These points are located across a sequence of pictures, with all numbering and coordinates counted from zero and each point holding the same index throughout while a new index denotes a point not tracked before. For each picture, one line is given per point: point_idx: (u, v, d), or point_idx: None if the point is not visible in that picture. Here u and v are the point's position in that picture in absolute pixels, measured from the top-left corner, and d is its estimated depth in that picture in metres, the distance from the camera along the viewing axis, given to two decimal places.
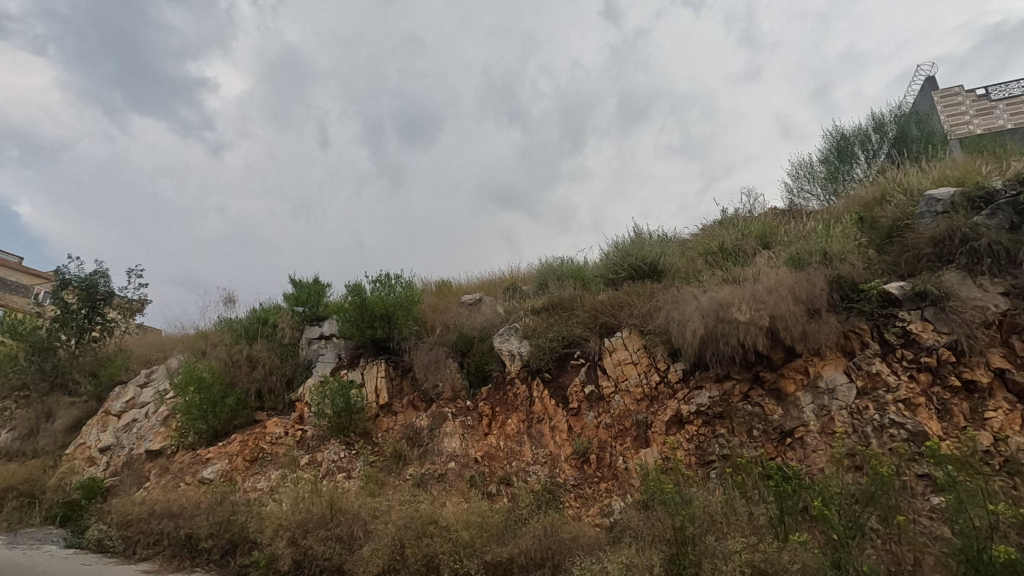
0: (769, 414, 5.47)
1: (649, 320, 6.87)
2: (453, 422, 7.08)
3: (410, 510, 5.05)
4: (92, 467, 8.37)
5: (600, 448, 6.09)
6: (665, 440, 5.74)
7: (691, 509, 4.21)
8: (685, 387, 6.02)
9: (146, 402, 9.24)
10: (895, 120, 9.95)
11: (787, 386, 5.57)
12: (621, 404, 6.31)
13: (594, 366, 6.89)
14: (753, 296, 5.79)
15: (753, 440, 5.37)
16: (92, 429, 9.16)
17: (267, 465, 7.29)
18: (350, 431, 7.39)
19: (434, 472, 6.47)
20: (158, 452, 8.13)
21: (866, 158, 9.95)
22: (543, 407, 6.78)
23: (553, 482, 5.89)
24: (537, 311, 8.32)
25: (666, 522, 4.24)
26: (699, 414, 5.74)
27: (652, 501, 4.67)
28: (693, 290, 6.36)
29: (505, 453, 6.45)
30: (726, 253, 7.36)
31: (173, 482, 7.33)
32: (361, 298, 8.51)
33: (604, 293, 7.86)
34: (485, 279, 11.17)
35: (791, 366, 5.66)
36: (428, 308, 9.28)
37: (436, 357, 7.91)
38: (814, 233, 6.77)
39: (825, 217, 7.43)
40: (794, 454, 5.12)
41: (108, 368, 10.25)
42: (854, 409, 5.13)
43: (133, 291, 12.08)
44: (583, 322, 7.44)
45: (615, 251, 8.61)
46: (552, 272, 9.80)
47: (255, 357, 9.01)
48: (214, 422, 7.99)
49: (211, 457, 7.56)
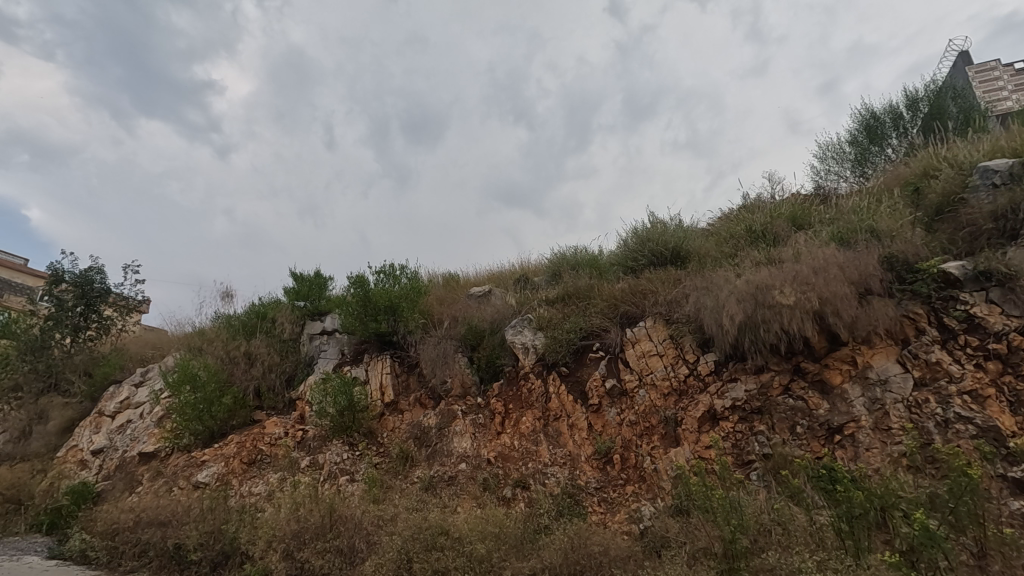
0: (813, 409, 4.93)
1: (675, 308, 6.33)
2: (463, 421, 6.58)
3: (419, 518, 4.57)
4: (84, 471, 7.95)
5: (625, 447, 5.57)
6: (698, 439, 5.21)
7: (743, 518, 3.72)
8: (718, 380, 5.49)
9: (141, 402, 8.79)
10: (929, 97, 9.34)
11: (833, 378, 5.03)
12: (646, 400, 5.78)
13: (614, 359, 6.37)
14: (796, 278, 5.23)
15: (797, 437, 4.84)
16: (85, 430, 8.73)
17: (265, 468, 6.81)
18: (353, 431, 6.91)
19: (443, 474, 5.97)
20: (151, 454, 7.68)
21: (898, 137, 9.37)
22: (560, 403, 6.27)
23: (573, 485, 5.38)
24: (551, 302, 7.80)
25: (713, 532, 3.80)
26: (735, 409, 5.21)
27: (694, 509, 4.20)
28: (724, 274, 5.82)
29: (520, 453, 5.93)
30: (755, 235, 6.81)
31: (165, 487, 6.86)
32: (364, 289, 8.04)
33: (623, 281, 7.34)
34: (495, 270, 10.66)
35: (836, 356, 5.12)
36: (435, 299, 8.80)
37: (444, 352, 7.43)
38: (857, 211, 6.19)
39: (862, 194, 6.86)
40: (844, 453, 4.60)
41: (102, 367, 9.81)
42: (911, 403, 4.60)
43: (130, 288, 11.65)
44: (602, 312, 6.92)
45: (633, 235, 8.07)
46: (564, 261, 9.27)
47: (253, 353, 8.53)
48: (210, 423, 7.51)
49: (207, 460, 7.10)
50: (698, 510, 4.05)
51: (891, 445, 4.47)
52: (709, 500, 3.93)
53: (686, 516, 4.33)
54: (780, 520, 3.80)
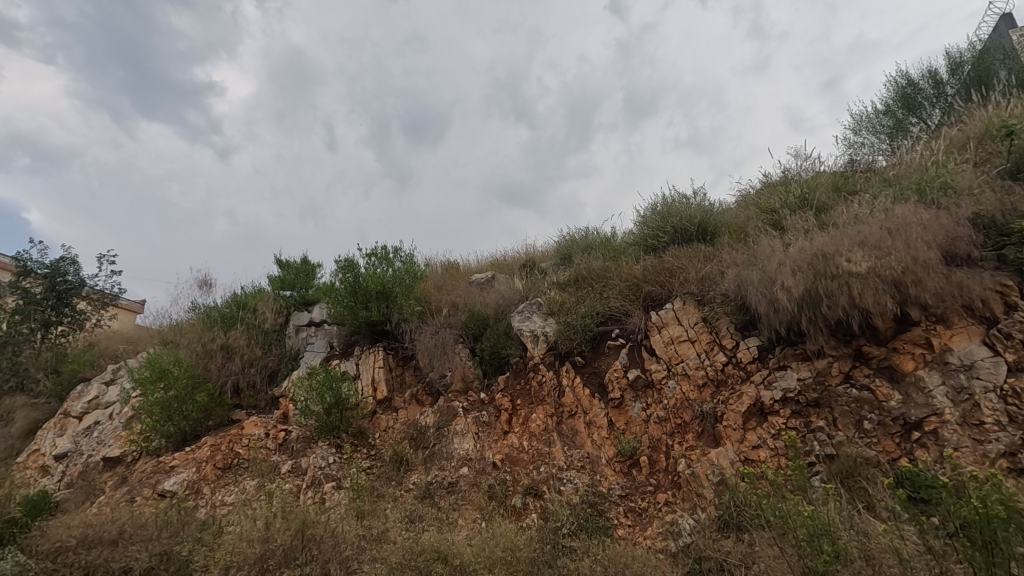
0: (883, 401, 4.10)
1: (708, 287, 5.49)
2: (465, 419, 5.75)
3: (411, 540, 3.90)
4: (45, 479, 7.17)
5: (654, 448, 4.76)
6: (743, 438, 4.38)
7: (839, 545, 2.95)
8: (763, 368, 4.68)
9: (111, 401, 7.97)
10: (972, 59, 8.48)
11: (904, 364, 4.20)
12: (677, 392, 4.97)
13: (638, 346, 5.57)
14: (864, 245, 4.38)
15: (865, 435, 4.01)
16: (48, 433, 7.93)
17: (242, 474, 5.98)
18: (341, 431, 6.09)
19: (442, 480, 5.14)
20: (117, 459, 6.89)
21: (939, 105, 8.51)
22: (575, 398, 5.45)
23: (594, 493, 4.54)
24: (562, 286, 6.97)
25: (797, 564, 3.05)
26: (786, 402, 4.39)
27: (768, 536, 3.42)
28: (770, 245, 4.99)
29: (531, 455, 5.11)
30: (796, 205, 5.96)
31: (128, 496, 6.03)
32: (354, 275, 7.17)
33: (644, 260, 6.50)
34: (498, 256, 9.80)
35: (906, 338, 4.28)
36: (432, 286, 7.97)
37: (443, 342, 6.61)
38: (919, 172, 5.32)
39: (917, 155, 6.00)
40: (925, 454, 3.78)
41: (69, 364, 8.98)
42: (1007, 393, 3.76)
43: (104, 280, 10.85)
44: (622, 293, 6.09)
45: (652, 211, 7.21)
46: (575, 244, 8.44)
47: (231, 346, 7.70)
48: (182, 424, 6.67)
49: (176, 466, 6.26)
50: (775, 533, 3.29)
51: (986, 443, 3.64)
52: (798, 519, 3.18)
53: (753, 540, 3.58)
54: (884, 547, 3.02)
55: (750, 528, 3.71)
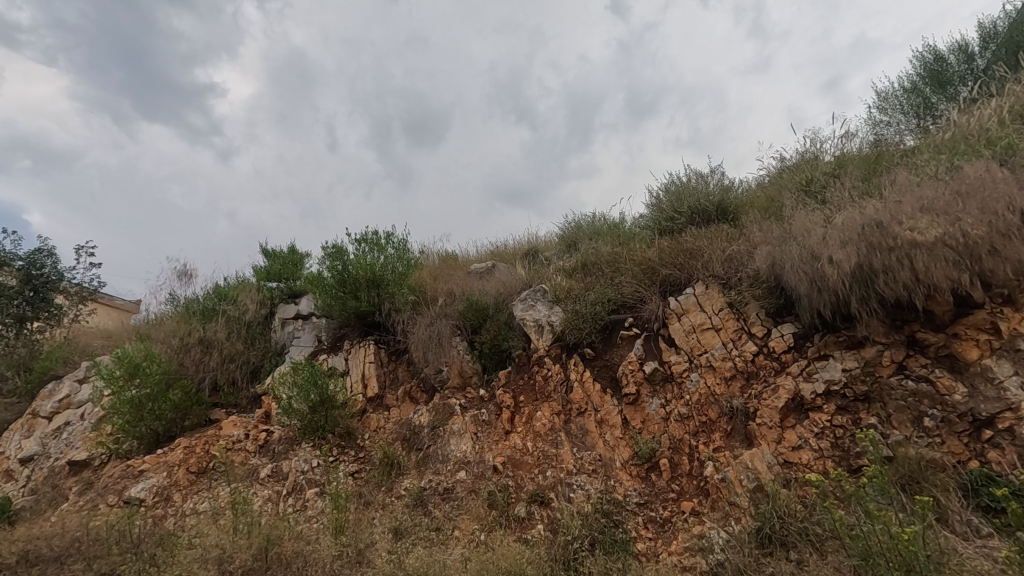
0: (945, 394, 3.50)
1: (734, 269, 4.92)
2: (463, 418, 5.19)
3: (395, 567, 3.34)
4: (8, 484, 6.60)
5: (676, 450, 4.18)
6: (781, 438, 3.80)
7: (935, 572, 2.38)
8: (800, 359, 4.11)
9: (84, 401, 7.41)
10: (1007, 28, 7.88)
11: (967, 352, 3.58)
12: (701, 386, 4.39)
13: (654, 336, 5.00)
14: (921, 215, 3.79)
15: (926, 434, 3.42)
16: (15, 435, 7.37)
17: (217, 480, 5.38)
18: (327, 432, 5.50)
19: (437, 485, 4.56)
20: (84, 463, 6.32)
21: (971, 78, 7.93)
22: (585, 394, 4.88)
23: (608, 501, 3.96)
24: (568, 273, 6.39)
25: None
26: (829, 396, 3.81)
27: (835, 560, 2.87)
28: (808, 221, 4.42)
29: (536, 458, 4.54)
30: (829, 179, 5.37)
31: (90, 504, 5.44)
32: (342, 263, 6.57)
33: (659, 243, 5.92)
34: (499, 245, 9.23)
35: (968, 322, 3.67)
36: (428, 275, 7.39)
37: (438, 334, 6.04)
38: (972, 139, 4.72)
39: (963, 121, 5.40)
40: (1003, 455, 3.17)
41: (42, 361, 8.41)
42: None
43: (83, 274, 10.32)
44: (636, 278, 5.51)
45: (666, 191, 6.64)
46: (582, 231, 7.86)
47: (211, 340, 7.14)
48: (155, 424, 6.08)
49: (146, 471, 5.68)
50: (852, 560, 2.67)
51: None
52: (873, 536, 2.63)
53: (805, 561, 3.00)
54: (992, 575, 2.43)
55: (799, 545, 3.14)
